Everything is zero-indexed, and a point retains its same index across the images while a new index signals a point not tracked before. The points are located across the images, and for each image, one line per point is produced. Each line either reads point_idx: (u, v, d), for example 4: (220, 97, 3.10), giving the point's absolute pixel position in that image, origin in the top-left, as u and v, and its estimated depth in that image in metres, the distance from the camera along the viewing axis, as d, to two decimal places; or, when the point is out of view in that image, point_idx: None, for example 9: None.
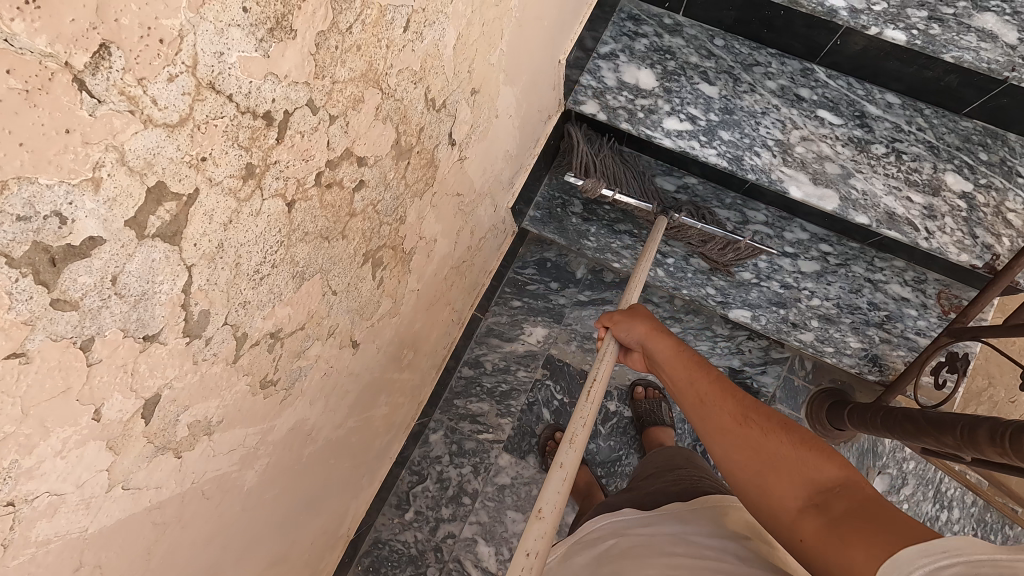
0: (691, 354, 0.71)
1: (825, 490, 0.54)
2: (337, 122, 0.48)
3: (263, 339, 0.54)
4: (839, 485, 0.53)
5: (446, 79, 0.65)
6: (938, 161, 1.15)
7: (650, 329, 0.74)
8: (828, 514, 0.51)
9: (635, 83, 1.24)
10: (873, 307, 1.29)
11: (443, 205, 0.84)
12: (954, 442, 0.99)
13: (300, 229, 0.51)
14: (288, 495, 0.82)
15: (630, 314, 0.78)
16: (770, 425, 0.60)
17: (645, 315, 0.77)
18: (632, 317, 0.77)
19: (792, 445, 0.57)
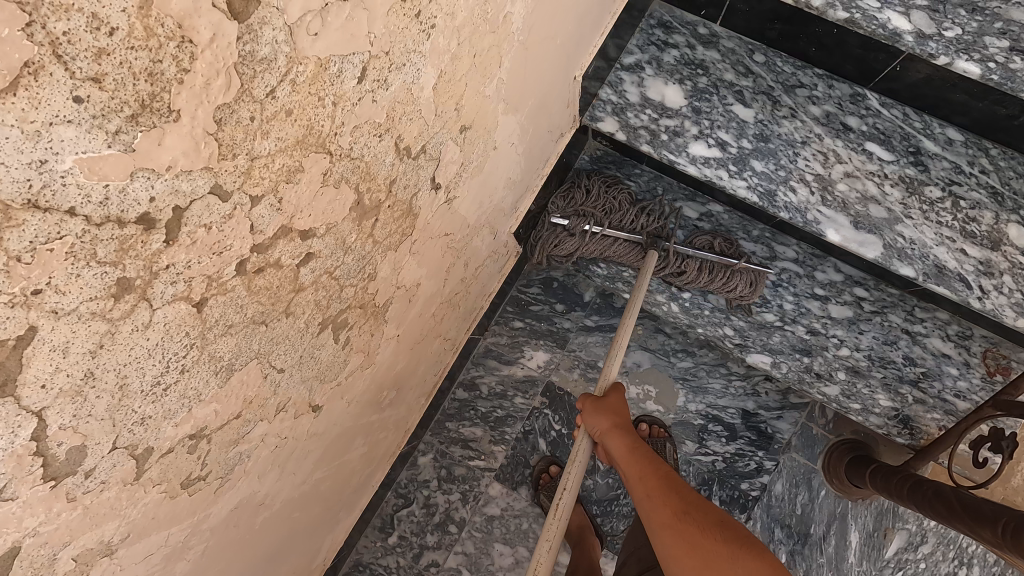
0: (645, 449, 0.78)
1: None
2: (263, 202, 0.38)
3: (180, 444, 0.45)
4: None
5: (424, 123, 0.54)
6: (1002, 210, 0.99)
7: (611, 428, 0.80)
8: None
9: (660, 101, 1.11)
10: (908, 362, 1.16)
11: (426, 250, 0.74)
12: (992, 538, 0.88)
13: (221, 324, 0.41)
14: (239, 564, 0.74)
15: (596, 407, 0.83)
16: (710, 527, 0.68)
17: (610, 411, 0.82)
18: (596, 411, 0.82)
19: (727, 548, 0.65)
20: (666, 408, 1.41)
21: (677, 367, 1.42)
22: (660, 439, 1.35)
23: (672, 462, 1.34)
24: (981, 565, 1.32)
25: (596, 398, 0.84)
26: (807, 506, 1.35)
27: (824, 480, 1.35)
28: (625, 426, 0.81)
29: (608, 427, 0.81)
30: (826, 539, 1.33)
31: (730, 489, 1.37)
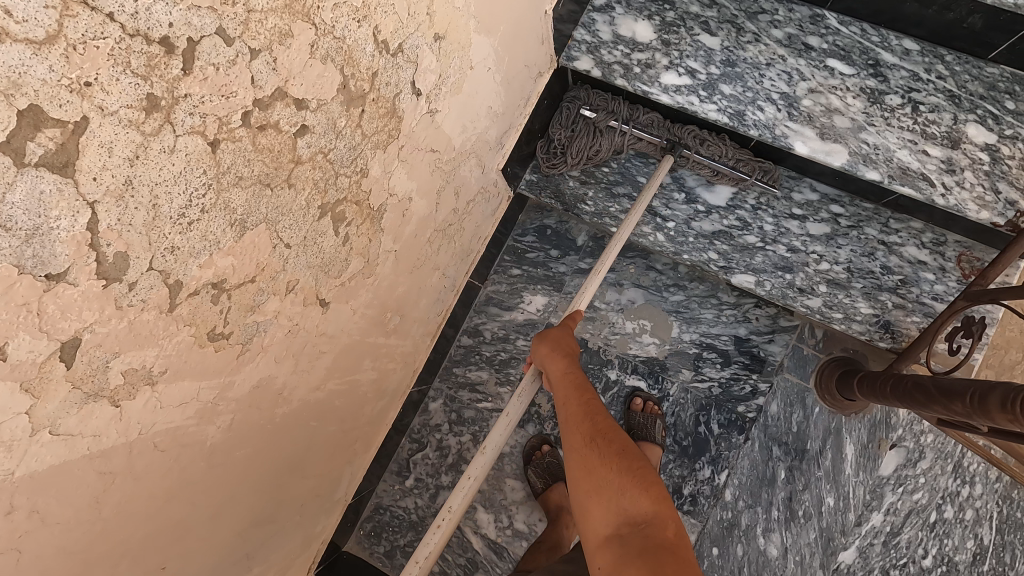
0: (574, 379, 0.86)
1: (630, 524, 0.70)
2: (260, 57, 0.46)
3: (204, 290, 0.53)
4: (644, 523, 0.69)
5: (399, 20, 0.62)
6: (959, 111, 1.06)
7: (552, 352, 0.89)
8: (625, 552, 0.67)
9: (631, 37, 1.17)
10: (887, 271, 1.22)
11: (415, 161, 0.82)
12: (964, 409, 0.93)
13: (232, 172, 0.49)
14: (264, 454, 0.83)
15: (546, 335, 0.93)
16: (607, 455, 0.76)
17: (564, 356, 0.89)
18: (540, 338, 0.92)
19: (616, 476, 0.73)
20: (661, 340, 1.48)
21: (670, 301, 1.48)
22: (652, 415, 1.41)
23: (659, 437, 1.39)
24: (983, 482, 1.36)
25: (550, 337, 0.92)
26: (803, 424, 1.41)
27: (818, 398, 1.41)
28: (569, 355, 0.90)
29: (556, 356, 0.89)
30: (823, 454, 1.39)
31: (728, 412, 1.43)
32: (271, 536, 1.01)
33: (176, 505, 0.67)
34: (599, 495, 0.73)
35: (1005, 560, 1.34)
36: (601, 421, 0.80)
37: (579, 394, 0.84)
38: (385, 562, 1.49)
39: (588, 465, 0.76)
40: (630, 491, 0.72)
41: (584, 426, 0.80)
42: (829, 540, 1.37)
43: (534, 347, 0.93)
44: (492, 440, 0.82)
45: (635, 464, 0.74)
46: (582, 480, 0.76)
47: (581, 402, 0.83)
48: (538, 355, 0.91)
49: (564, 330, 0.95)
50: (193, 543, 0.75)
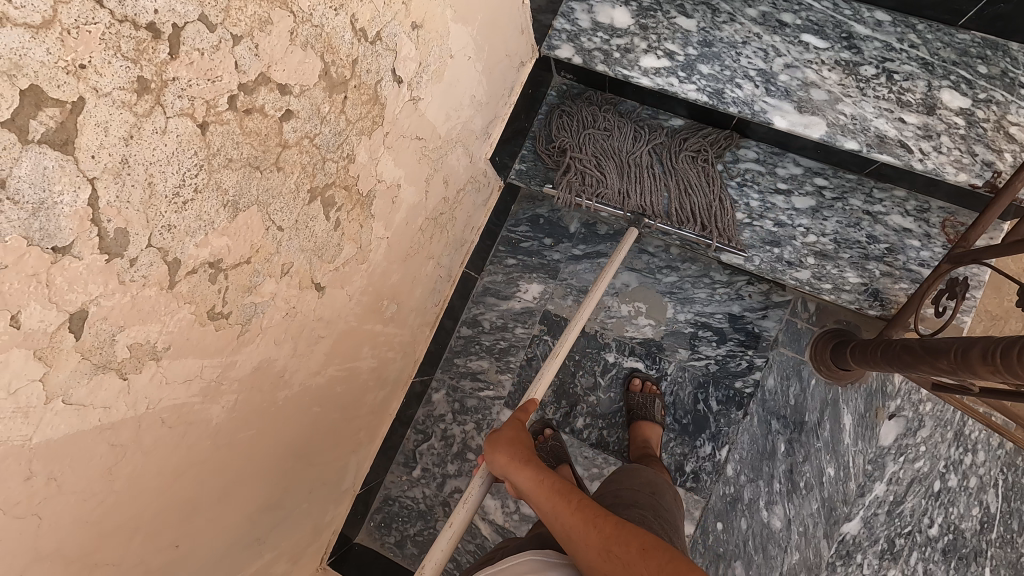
0: (550, 482, 0.80)
1: None
2: (243, 42, 0.49)
3: (202, 268, 0.56)
4: None
5: (375, 9, 0.65)
6: (932, 78, 1.08)
7: (511, 462, 0.83)
8: None
9: (610, 23, 1.20)
10: (872, 240, 1.25)
11: (400, 149, 0.85)
12: (949, 365, 0.95)
13: (222, 154, 0.52)
14: (268, 439, 0.86)
15: (493, 442, 0.87)
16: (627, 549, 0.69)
17: (526, 461, 0.83)
18: (493, 445, 0.86)
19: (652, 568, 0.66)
20: (657, 322, 1.50)
21: (664, 282, 1.50)
22: (650, 395, 1.43)
23: (659, 416, 1.41)
24: (985, 449, 1.37)
25: (495, 437, 0.87)
26: (800, 396, 1.43)
27: (813, 369, 1.43)
28: (529, 458, 0.83)
29: (509, 462, 0.83)
30: (821, 426, 1.41)
31: (725, 389, 1.46)
32: (278, 524, 1.04)
33: (184, 484, 0.70)
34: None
35: (1013, 526, 1.35)
36: (603, 524, 0.73)
37: (565, 501, 0.77)
38: (396, 552, 1.52)
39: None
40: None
41: (589, 535, 0.72)
42: (832, 510, 1.39)
43: (490, 455, 0.85)
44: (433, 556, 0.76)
45: (664, 559, 0.67)
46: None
47: (574, 513, 0.76)
48: (496, 464, 0.84)
49: (511, 428, 0.89)
50: (203, 523, 0.78)
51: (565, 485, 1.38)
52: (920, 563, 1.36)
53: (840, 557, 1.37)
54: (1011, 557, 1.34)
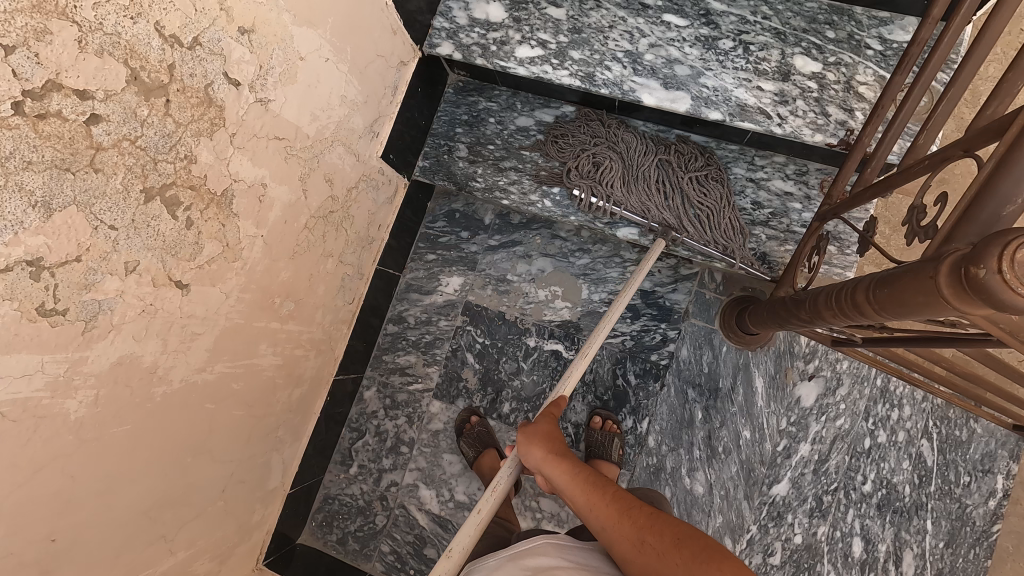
0: (584, 473, 0.81)
1: None
2: (17, 52, 0.53)
3: (18, 266, 0.60)
4: None
5: (184, 16, 0.69)
6: (786, 46, 1.14)
7: (546, 456, 0.85)
8: None
9: (485, 19, 1.26)
10: (757, 206, 1.30)
11: (257, 149, 0.89)
12: (807, 316, 1.00)
13: (18, 157, 0.56)
14: (150, 435, 0.89)
15: (528, 438, 0.88)
16: (664, 544, 0.69)
17: (544, 442, 0.87)
18: (529, 440, 0.88)
19: (684, 562, 0.66)
20: (573, 304, 1.54)
21: (577, 265, 1.54)
22: (610, 433, 1.45)
23: (617, 455, 1.43)
24: (911, 403, 1.42)
25: (527, 430, 0.90)
26: (713, 363, 1.48)
27: (724, 337, 1.47)
28: (558, 450, 0.85)
29: (540, 456, 0.85)
30: (735, 391, 1.45)
31: (642, 362, 1.53)
32: (188, 522, 1.07)
33: (47, 480, 0.74)
34: None
35: (950, 478, 1.41)
36: (640, 519, 0.73)
37: (604, 496, 0.78)
38: (339, 549, 1.56)
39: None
40: None
41: (627, 534, 0.73)
42: (751, 470, 1.41)
43: (522, 452, 0.88)
44: (459, 544, 0.78)
45: (696, 546, 0.67)
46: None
47: (609, 507, 0.77)
48: (534, 459, 0.86)
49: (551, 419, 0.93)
50: (83, 517, 0.82)
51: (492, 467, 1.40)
52: (856, 520, 1.41)
53: (771, 519, 1.41)
54: (952, 508, 1.40)
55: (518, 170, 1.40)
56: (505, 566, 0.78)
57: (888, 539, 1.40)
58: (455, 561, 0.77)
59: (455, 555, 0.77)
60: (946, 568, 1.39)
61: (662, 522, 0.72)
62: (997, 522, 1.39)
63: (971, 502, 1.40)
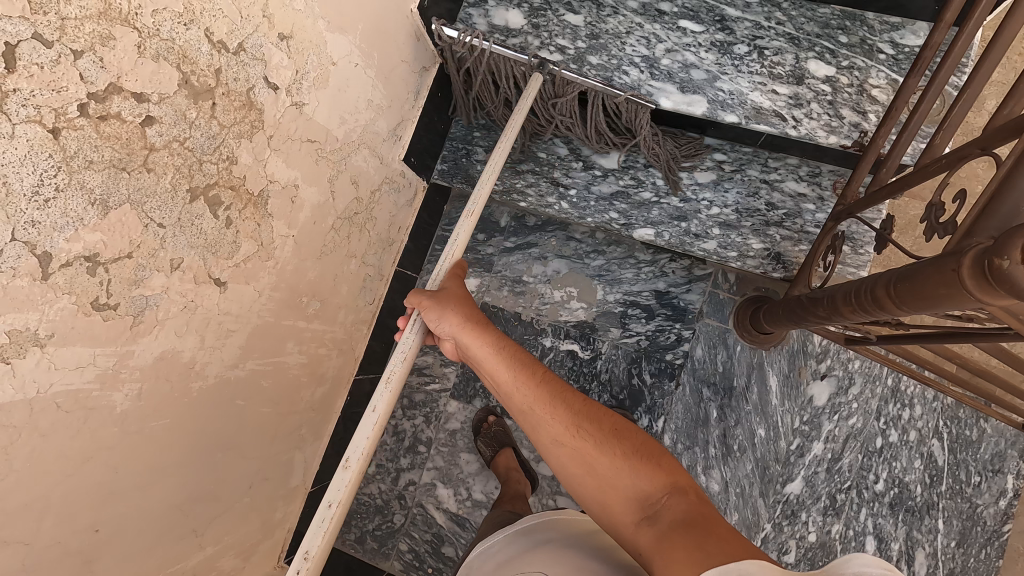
0: (509, 350, 0.83)
1: (648, 497, 0.67)
2: (84, 56, 0.56)
3: (77, 262, 0.63)
4: (659, 491, 0.67)
5: (231, 23, 0.72)
6: (800, 51, 1.17)
7: (465, 330, 0.85)
8: (655, 521, 0.64)
9: (504, 25, 1.29)
10: (771, 207, 1.32)
11: (291, 151, 0.92)
12: (824, 313, 1.02)
13: (80, 156, 0.59)
14: (186, 428, 0.91)
15: (438, 301, 0.87)
16: (599, 429, 0.73)
17: (456, 311, 0.86)
18: (441, 306, 0.87)
19: (617, 451, 0.71)
20: (588, 304, 1.57)
21: (592, 266, 1.57)
22: None
23: None
24: (921, 403, 1.44)
25: (433, 293, 0.89)
26: (727, 362, 1.49)
27: (738, 337, 1.49)
28: (476, 323, 0.86)
29: (458, 327, 0.85)
30: (749, 389, 1.48)
31: (657, 361, 1.53)
32: (218, 516, 1.10)
33: (94, 470, 0.76)
34: (602, 477, 0.70)
35: (961, 477, 1.44)
36: (573, 403, 0.77)
37: (531, 373, 0.80)
38: (357, 548, 1.57)
39: (582, 458, 0.72)
40: (636, 467, 0.70)
41: (560, 416, 0.76)
42: (765, 470, 1.44)
43: (433, 313, 0.87)
44: (357, 451, 0.79)
45: (630, 436, 0.72)
46: (577, 470, 0.72)
47: (536, 383, 0.79)
48: (449, 327, 0.86)
49: (452, 285, 0.93)
50: (124, 509, 0.84)
51: (510, 465, 1.42)
52: (869, 519, 1.43)
53: (785, 517, 1.43)
54: (963, 507, 1.43)
55: (536, 173, 1.43)
56: (511, 546, 0.81)
57: (901, 538, 1.42)
58: (353, 472, 0.78)
59: (353, 465, 0.78)
60: (957, 567, 1.42)
61: (594, 410, 0.76)
62: (1007, 522, 1.42)
63: (981, 502, 1.43)
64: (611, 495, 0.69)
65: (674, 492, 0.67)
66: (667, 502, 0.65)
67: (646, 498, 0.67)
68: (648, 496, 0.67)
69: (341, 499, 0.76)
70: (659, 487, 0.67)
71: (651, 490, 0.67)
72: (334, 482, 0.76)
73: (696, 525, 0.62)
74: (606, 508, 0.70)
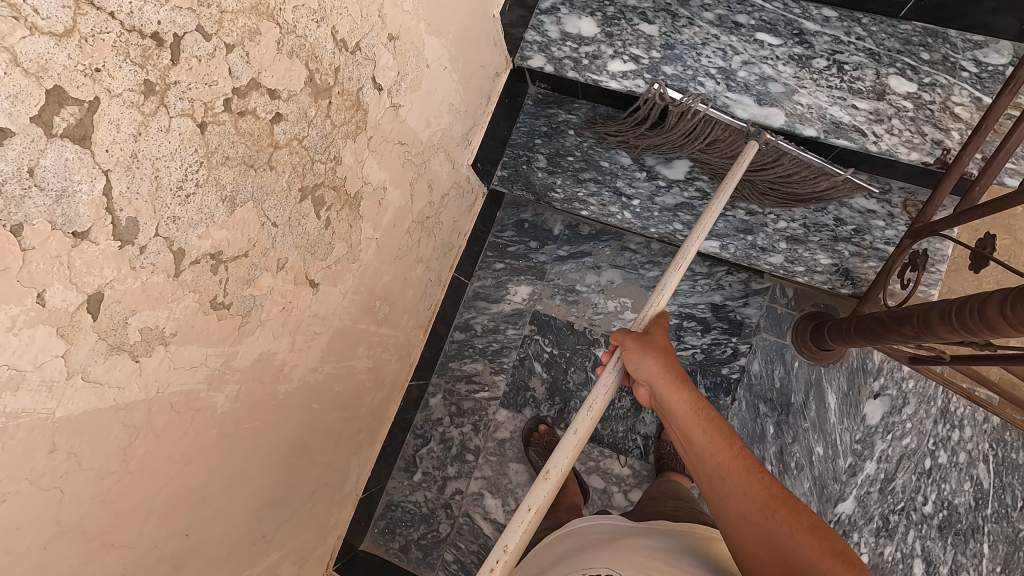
0: (710, 412, 0.74)
1: None
2: (235, 51, 0.55)
3: (204, 259, 0.62)
4: None
5: (353, 22, 0.72)
6: (880, 67, 1.16)
7: (665, 376, 0.77)
8: None
9: (577, 33, 1.28)
10: (840, 223, 1.31)
11: (384, 152, 0.91)
12: (913, 330, 1.00)
13: (219, 152, 0.58)
14: (270, 430, 0.89)
15: (642, 343, 0.81)
16: (798, 522, 0.62)
17: (665, 357, 0.79)
18: (645, 349, 0.80)
19: (815, 550, 0.59)
20: None
21: (647, 277, 1.56)
22: None
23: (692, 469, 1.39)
24: (971, 424, 1.42)
25: (640, 336, 0.82)
26: (785, 378, 1.48)
27: (796, 352, 1.48)
28: (679, 373, 0.78)
29: (656, 370, 0.78)
30: (807, 406, 1.46)
31: (713, 376, 1.50)
32: (284, 523, 1.07)
33: (191, 474, 0.74)
34: (790, 571, 0.60)
35: (1007, 501, 1.40)
36: (770, 483, 0.67)
37: (729, 440, 0.71)
38: (401, 557, 1.54)
39: (768, 536, 0.63)
40: (838, 574, 0.57)
41: (754, 489, 0.66)
42: (823, 488, 1.42)
43: (631, 355, 0.80)
44: (556, 465, 0.74)
45: (833, 538, 0.60)
46: (760, 552, 0.62)
47: (735, 453, 0.70)
48: (648, 371, 0.78)
49: (661, 333, 0.85)
50: (211, 513, 0.82)
51: (565, 476, 1.40)
52: (917, 541, 1.39)
53: None
54: (1008, 532, 1.39)
55: (598, 182, 1.42)
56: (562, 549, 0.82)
57: (948, 561, 1.38)
58: (551, 484, 0.73)
59: (552, 476, 0.73)
60: None
61: (796, 503, 0.65)
62: None
63: None
64: None
65: None
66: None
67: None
68: None
69: (538, 507, 0.72)
70: None
71: None
72: (533, 489, 0.72)
73: None
74: None
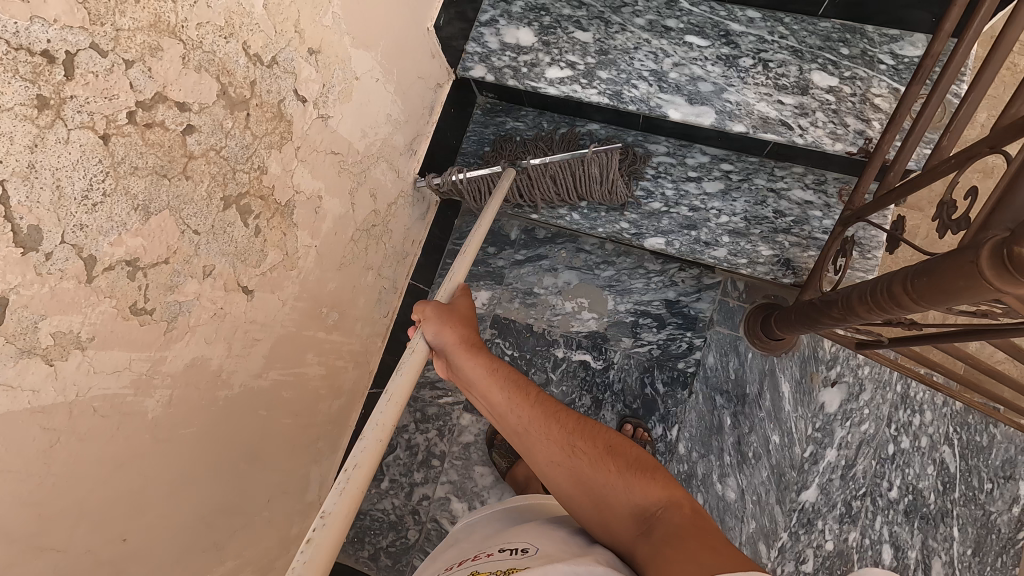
0: (497, 371, 0.83)
1: (650, 516, 0.69)
2: (135, 66, 0.59)
3: (119, 266, 0.64)
4: (661, 509, 0.69)
5: (266, 37, 0.75)
6: (803, 63, 1.21)
7: (458, 344, 0.83)
8: (652, 537, 0.67)
9: (516, 43, 1.33)
10: (779, 215, 1.34)
11: (316, 162, 0.94)
12: (838, 314, 1.05)
13: (127, 163, 0.61)
14: (212, 436, 0.91)
15: (438, 310, 0.84)
16: (597, 452, 0.76)
17: (454, 319, 0.84)
18: (438, 316, 0.84)
19: (617, 473, 0.73)
20: (599, 314, 1.58)
21: (602, 277, 1.59)
22: (642, 441, 1.45)
23: None
24: (931, 408, 1.44)
25: (434, 301, 0.86)
26: (739, 369, 1.50)
27: (749, 344, 1.51)
28: (472, 339, 0.85)
29: (450, 334, 0.83)
30: (761, 396, 1.48)
31: (669, 370, 1.53)
32: (238, 530, 1.08)
33: (125, 478, 0.76)
34: (602, 496, 0.73)
35: (974, 484, 1.42)
36: (566, 424, 0.79)
37: (527, 397, 0.81)
38: (371, 565, 1.55)
39: (578, 477, 0.75)
40: (637, 486, 0.72)
41: (554, 437, 0.78)
42: (781, 476, 1.44)
43: (423, 317, 0.84)
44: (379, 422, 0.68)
45: (628, 457, 0.75)
46: (575, 489, 0.75)
47: (532, 406, 0.81)
48: (444, 339, 0.83)
49: (462, 301, 0.90)
50: (152, 519, 0.84)
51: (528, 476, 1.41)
52: (884, 527, 1.41)
53: (801, 525, 1.42)
54: (977, 515, 1.41)
55: None
56: (493, 521, 0.84)
57: (917, 546, 1.40)
58: (377, 439, 0.66)
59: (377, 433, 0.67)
60: None
61: (592, 436, 0.78)
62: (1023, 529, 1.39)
63: (994, 509, 1.41)
64: (609, 511, 0.72)
65: (674, 509, 0.69)
66: (662, 515, 0.68)
67: (643, 511, 0.70)
68: (647, 509, 0.70)
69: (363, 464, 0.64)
70: (661, 505, 0.70)
71: (652, 506, 0.70)
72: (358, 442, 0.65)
73: (697, 535, 0.63)
74: (602, 519, 0.72)
